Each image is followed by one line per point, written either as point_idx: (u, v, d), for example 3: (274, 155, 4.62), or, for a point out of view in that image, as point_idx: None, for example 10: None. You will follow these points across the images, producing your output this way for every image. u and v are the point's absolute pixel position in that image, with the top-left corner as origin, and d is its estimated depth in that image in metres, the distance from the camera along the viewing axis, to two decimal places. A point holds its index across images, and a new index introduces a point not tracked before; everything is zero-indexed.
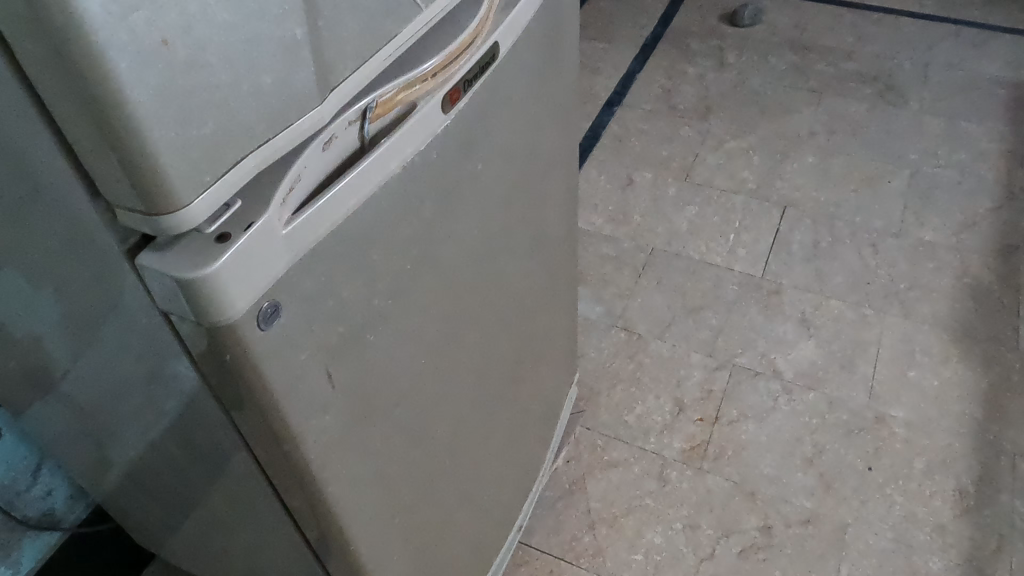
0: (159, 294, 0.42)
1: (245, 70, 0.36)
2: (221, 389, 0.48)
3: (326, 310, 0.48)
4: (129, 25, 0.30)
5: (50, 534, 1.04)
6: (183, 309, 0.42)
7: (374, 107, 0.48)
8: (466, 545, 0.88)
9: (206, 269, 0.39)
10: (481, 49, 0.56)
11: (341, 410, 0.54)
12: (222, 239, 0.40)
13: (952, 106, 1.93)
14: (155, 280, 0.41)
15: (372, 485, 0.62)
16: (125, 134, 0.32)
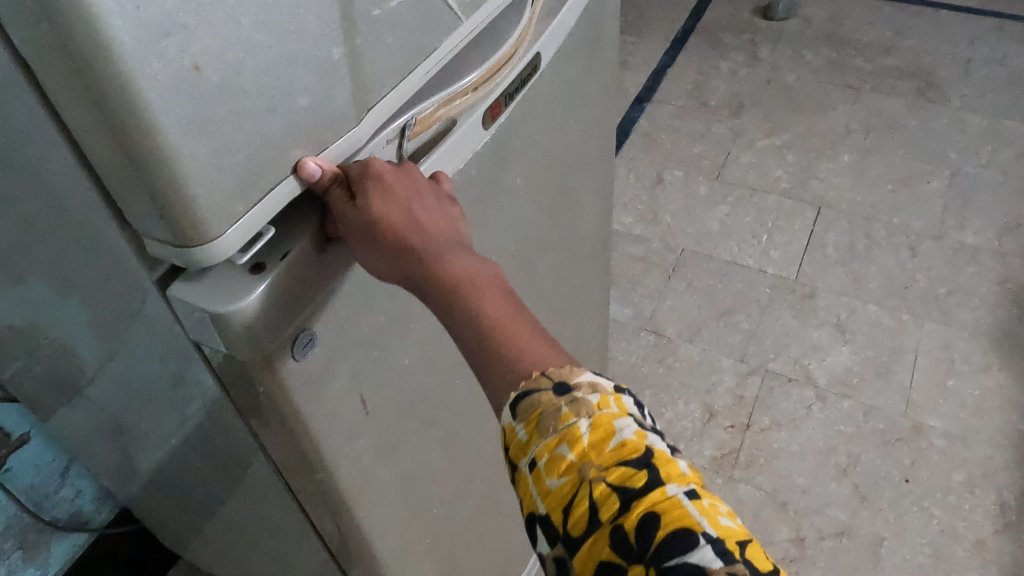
0: (190, 326, 0.41)
1: (280, 93, 0.34)
2: (253, 417, 0.47)
3: (360, 336, 0.48)
4: (159, 52, 0.28)
5: (77, 535, 1.04)
6: (209, 339, 0.40)
7: (413, 125, 0.46)
8: (498, 557, 0.86)
9: (240, 299, 0.38)
10: (521, 62, 0.54)
11: (375, 435, 0.53)
12: (257, 270, 0.40)
13: (995, 103, 1.87)
14: (186, 313, 0.39)
15: (405, 505, 0.61)
16: (155, 165, 0.30)
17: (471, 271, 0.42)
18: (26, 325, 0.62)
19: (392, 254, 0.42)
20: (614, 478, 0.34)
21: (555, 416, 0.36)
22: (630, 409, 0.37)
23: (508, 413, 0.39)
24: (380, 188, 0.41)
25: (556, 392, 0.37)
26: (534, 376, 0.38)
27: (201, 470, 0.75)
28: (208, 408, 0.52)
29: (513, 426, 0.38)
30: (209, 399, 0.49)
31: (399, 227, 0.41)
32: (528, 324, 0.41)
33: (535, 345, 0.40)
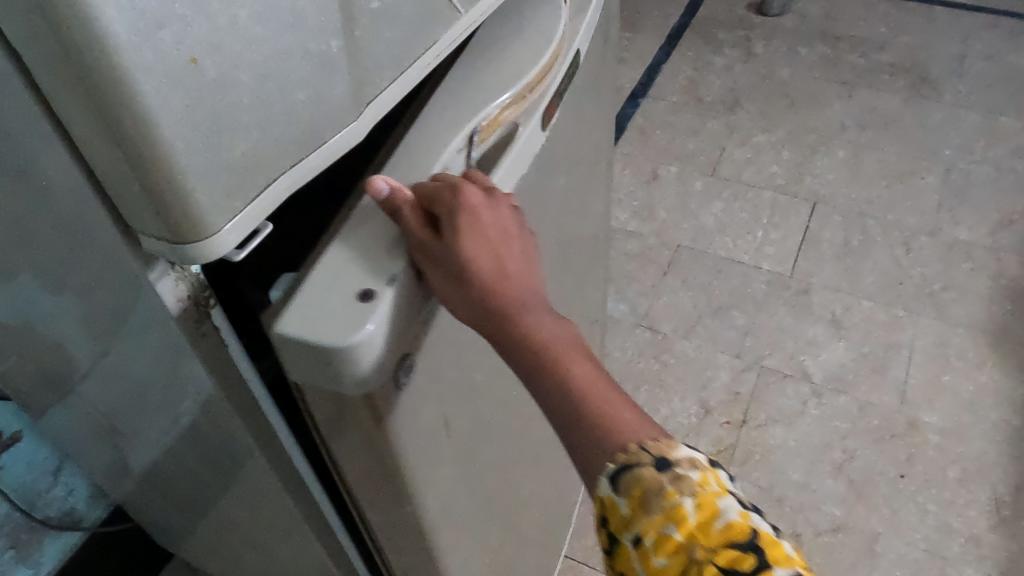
0: (291, 363, 0.39)
1: (279, 86, 0.33)
2: (339, 443, 0.46)
3: (445, 361, 0.47)
4: (154, 43, 0.28)
5: (71, 533, 1.02)
6: (313, 379, 0.39)
7: (478, 130, 0.47)
8: (529, 551, 0.87)
9: (357, 330, 0.37)
10: (568, 56, 0.54)
11: (453, 458, 0.53)
12: (364, 298, 0.39)
13: (989, 99, 1.87)
14: (293, 351, 0.38)
15: (472, 518, 0.61)
16: (149, 160, 0.30)
17: (556, 335, 0.44)
18: (18, 322, 0.62)
19: (482, 310, 0.42)
20: (725, 560, 0.35)
21: (660, 493, 0.37)
22: (729, 485, 0.38)
23: (608, 486, 0.39)
24: (475, 232, 0.42)
25: (657, 467, 0.38)
26: (633, 449, 0.40)
27: (196, 469, 0.74)
28: (205, 407, 0.52)
29: (613, 498, 0.39)
30: (206, 396, 0.49)
31: (490, 277, 0.42)
32: (614, 390, 0.43)
33: (624, 411, 0.42)
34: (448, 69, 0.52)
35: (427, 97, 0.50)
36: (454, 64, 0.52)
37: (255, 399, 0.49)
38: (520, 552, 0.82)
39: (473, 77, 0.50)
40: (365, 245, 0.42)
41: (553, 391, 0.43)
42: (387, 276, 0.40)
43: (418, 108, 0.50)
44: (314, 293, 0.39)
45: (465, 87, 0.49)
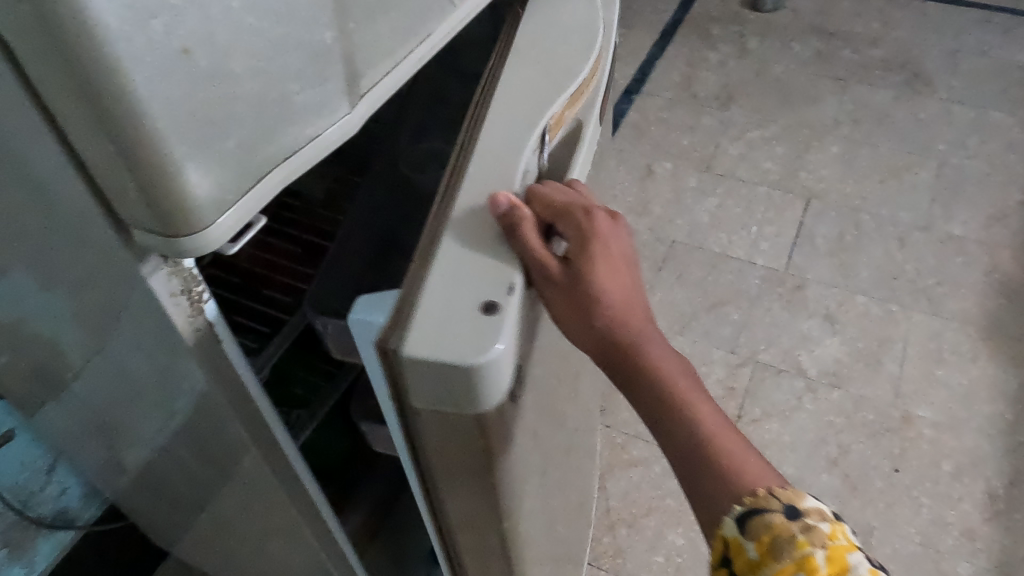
0: (416, 383, 0.39)
1: (272, 77, 0.33)
2: (436, 465, 0.46)
3: (535, 370, 0.47)
4: (147, 33, 0.27)
5: (64, 533, 1.01)
6: (443, 402, 0.39)
7: (548, 128, 0.49)
8: (573, 541, 0.88)
9: (497, 341, 0.37)
10: (603, 50, 0.57)
11: (536, 463, 0.53)
12: (489, 310, 0.39)
13: (982, 95, 1.88)
14: (423, 372, 0.38)
15: (543, 517, 0.62)
16: (142, 152, 0.29)
17: (677, 372, 0.45)
18: (10, 320, 0.61)
19: (606, 342, 0.44)
20: None
21: (790, 542, 0.39)
22: (856, 540, 0.39)
23: (734, 526, 0.41)
24: (603, 264, 0.44)
25: (788, 515, 0.40)
26: (760, 494, 0.41)
27: (192, 467, 0.74)
28: (201, 402, 0.51)
29: (740, 540, 0.40)
30: (201, 391, 0.49)
31: (618, 308, 0.44)
32: (734, 432, 0.44)
33: (745, 454, 0.43)
34: (498, 67, 0.53)
35: (484, 93, 0.52)
36: (503, 62, 0.53)
37: (246, 389, 0.49)
38: (568, 540, 0.84)
39: (531, 74, 0.51)
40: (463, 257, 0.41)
41: (674, 424, 0.44)
42: (503, 286, 0.40)
43: (477, 105, 0.51)
44: (432, 311, 0.38)
45: (525, 83, 0.51)
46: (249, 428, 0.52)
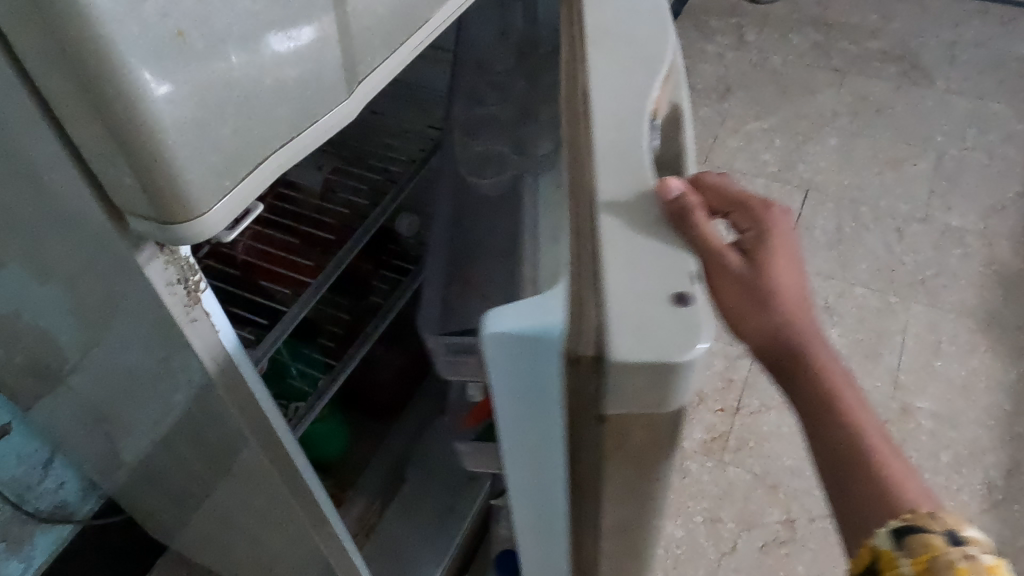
0: (618, 390, 0.36)
1: (270, 61, 0.32)
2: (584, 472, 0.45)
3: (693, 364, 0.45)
4: (139, 14, 0.27)
5: (62, 527, 1.02)
6: (644, 404, 0.37)
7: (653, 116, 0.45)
8: None
9: (699, 328, 0.35)
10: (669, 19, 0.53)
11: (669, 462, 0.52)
12: (682, 300, 0.36)
13: (980, 86, 1.87)
14: (634, 376, 0.35)
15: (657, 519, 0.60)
16: (138, 138, 0.29)
17: (841, 373, 0.41)
18: (6, 313, 0.61)
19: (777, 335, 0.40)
20: None
21: (948, 566, 0.33)
22: None
23: (887, 539, 0.36)
24: (778, 252, 0.41)
25: (948, 539, 0.34)
26: (923, 514, 0.36)
27: (192, 463, 0.73)
28: (200, 395, 0.51)
29: (892, 555, 0.35)
30: (199, 384, 0.48)
31: (793, 295, 0.40)
32: (895, 449, 0.40)
33: (907, 474, 0.39)
34: (579, 58, 0.49)
35: (575, 88, 0.47)
36: (582, 50, 0.49)
37: (245, 380, 0.49)
38: None
39: (620, 59, 0.47)
40: (633, 247, 0.38)
41: (831, 428, 0.40)
42: (685, 274, 0.37)
43: (571, 102, 0.47)
44: (622, 301, 0.36)
45: (623, 70, 0.46)
46: (245, 418, 0.52)
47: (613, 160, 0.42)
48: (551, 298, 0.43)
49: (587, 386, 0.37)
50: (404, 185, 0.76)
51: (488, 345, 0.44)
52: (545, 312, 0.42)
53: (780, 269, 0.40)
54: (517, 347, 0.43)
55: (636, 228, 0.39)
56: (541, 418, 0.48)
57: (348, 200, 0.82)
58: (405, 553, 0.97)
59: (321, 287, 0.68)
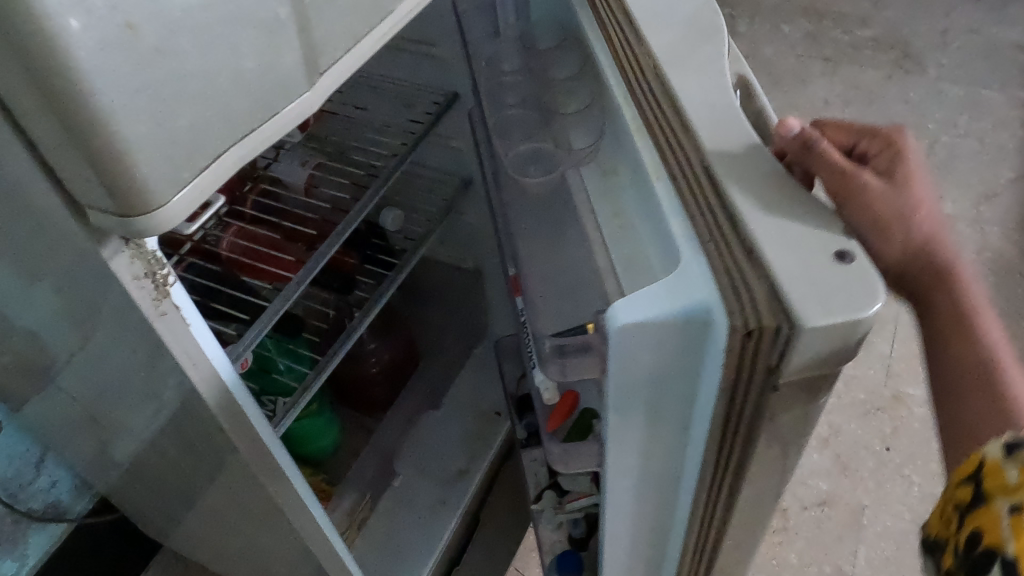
0: (803, 353, 0.35)
1: (225, 54, 0.32)
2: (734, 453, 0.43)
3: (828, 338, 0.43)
4: (85, 7, 0.27)
5: (55, 525, 1.01)
6: (823, 363, 0.36)
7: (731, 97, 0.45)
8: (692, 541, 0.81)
9: (877, 284, 0.35)
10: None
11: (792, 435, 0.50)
12: (843, 257, 0.36)
13: (972, 72, 1.87)
14: (820, 339, 0.34)
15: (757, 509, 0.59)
16: (93, 132, 0.29)
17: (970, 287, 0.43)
18: None
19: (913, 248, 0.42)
20: None
21: None
22: None
23: (998, 449, 0.35)
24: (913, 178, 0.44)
25: None
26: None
27: (176, 457, 0.74)
28: (181, 390, 0.51)
29: (1002, 463, 0.34)
30: (181, 381, 0.48)
31: (934, 207, 0.43)
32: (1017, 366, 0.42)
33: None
34: (631, 41, 0.50)
35: (641, 66, 0.48)
36: (636, 37, 0.50)
37: (217, 375, 0.49)
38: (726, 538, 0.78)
39: (678, 46, 0.48)
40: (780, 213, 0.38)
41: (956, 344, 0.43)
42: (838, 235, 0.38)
43: (634, 83, 0.48)
44: (792, 272, 0.36)
45: (687, 56, 0.48)
46: (223, 410, 0.52)
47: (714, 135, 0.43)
48: (689, 272, 0.38)
49: (768, 354, 0.35)
50: (386, 179, 0.77)
51: (616, 340, 0.39)
52: (685, 290, 0.38)
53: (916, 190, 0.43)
54: (652, 336, 0.39)
55: (766, 196, 0.39)
56: (674, 393, 0.44)
57: (334, 196, 0.84)
58: (393, 542, 0.96)
59: (303, 282, 0.69)
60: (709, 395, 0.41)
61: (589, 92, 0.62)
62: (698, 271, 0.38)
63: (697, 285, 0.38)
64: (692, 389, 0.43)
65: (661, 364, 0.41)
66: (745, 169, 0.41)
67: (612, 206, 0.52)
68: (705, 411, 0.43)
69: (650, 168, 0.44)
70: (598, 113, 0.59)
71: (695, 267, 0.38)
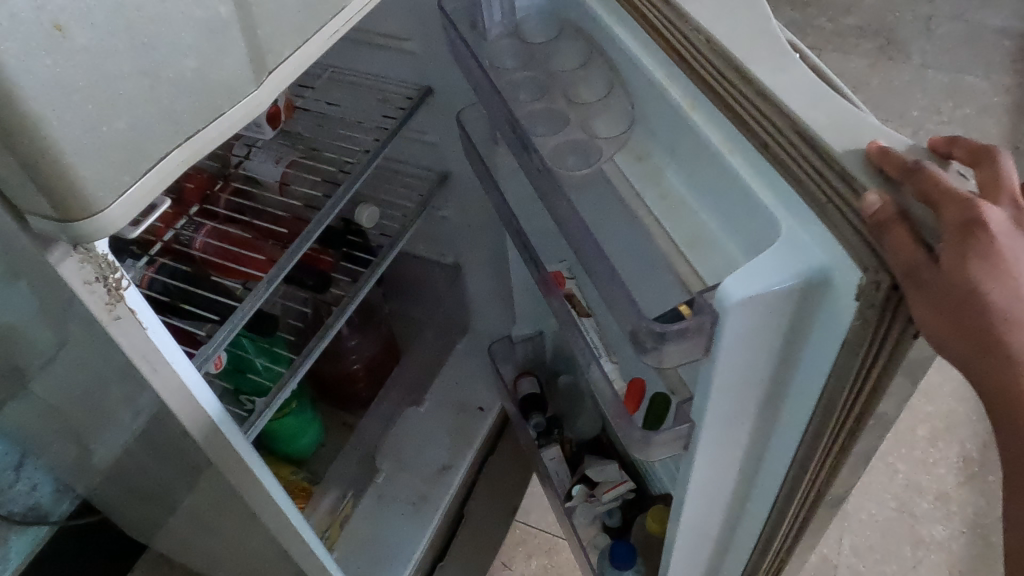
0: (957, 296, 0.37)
1: (162, 55, 0.32)
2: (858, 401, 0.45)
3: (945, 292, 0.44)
4: (9, 10, 0.26)
5: (38, 528, 1.02)
6: None
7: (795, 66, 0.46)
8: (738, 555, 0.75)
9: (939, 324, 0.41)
10: None
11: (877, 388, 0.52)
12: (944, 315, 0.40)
13: (955, 59, 1.87)
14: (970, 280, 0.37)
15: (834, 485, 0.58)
16: (24, 138, 0.28)
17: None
18: None
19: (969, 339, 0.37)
20: None
21: None
22: None
23: None
24: (995, 254, 0.36)
25: None
26: None
27: (153, 469, 0.77)
28: (151, 395, 0.50)
29: None
30: (149, 386, 0.48)
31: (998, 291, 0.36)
32: None
33: None
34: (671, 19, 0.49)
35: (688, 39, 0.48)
36: (677, 15, 0.49)
37: (180, 378, 0.49)
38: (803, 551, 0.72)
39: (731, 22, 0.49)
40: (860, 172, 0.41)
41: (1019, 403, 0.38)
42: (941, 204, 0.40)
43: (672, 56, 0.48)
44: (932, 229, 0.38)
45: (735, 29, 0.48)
46: (188, 411, 0.51)
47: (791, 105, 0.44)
48: (795, 240, 0.41)
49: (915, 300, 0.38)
50: (357, 177, 0.77)
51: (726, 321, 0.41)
52: (796, 258, 0.40)
53: (995, 276, 0.36)
54: (762, 307, 0.41)
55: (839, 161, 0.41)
56: (789, 350, 0.46)
57: (307, 195, 0.82)
58: (376, 539, 0.97)
59: (275, 280, 0.69)
60: (824, 353, 0.43)
61: (606, 81, 0.57)
62: (808, 238, 0.40)
63: (805, 253, 0.40)
64: (798, 350, 0.45)
65: (769, 331, 0.43)
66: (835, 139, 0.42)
67: (657, 187, 0.52)
68: (816, 369, 0.45)
69: (718, 140, 0.45)
70: (628, 104, 0.55)
71: (803, 235, 0.41)
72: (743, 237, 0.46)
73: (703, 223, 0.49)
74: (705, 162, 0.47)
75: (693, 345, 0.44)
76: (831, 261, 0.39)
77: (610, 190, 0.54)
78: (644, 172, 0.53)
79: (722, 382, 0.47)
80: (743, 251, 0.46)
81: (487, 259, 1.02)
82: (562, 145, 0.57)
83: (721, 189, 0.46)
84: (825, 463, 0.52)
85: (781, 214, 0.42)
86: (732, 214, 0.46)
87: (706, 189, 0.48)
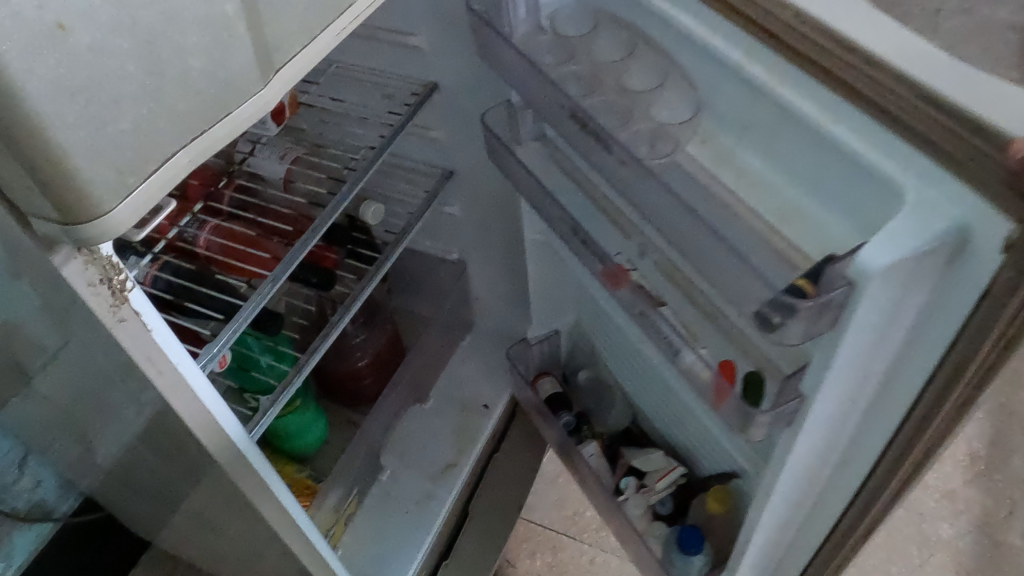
0: None
1: (168, 53, 0.31)
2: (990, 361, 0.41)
3: None
4: (12, 10, 0.25)
5: (42, 525, 1.03)
6: None
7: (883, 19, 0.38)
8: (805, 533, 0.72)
9: None
10: None
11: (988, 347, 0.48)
12: None
13: None
14: None
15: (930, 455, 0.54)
16: (29, 140, 0.27)
17: None
18: None
19: None
20: None
21: None
22: None
23: None
24: None
25: None
26: None
27: (156, 466, 0.77)
28: (154, 396, 0.50)
29: None
30: (154, 386, 0.47)
31: None
32: None
33: None
34: None
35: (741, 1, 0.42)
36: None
37: (185, 379, 0.48)
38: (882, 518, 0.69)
39: None
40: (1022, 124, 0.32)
41: None
42: None
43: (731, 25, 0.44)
44: None
45: None
46: (190, 412, 0.51)
47: (934, 81, 0.34)
48: (929, 198, 0.36)
49: None
50: (361, 175, 0.76)
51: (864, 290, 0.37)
52: (934, 216, 0.35)
53: None
54: (898, 273, 0.36)
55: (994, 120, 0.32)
56: (916, 310, 0.41)
57: (311, 191, 0.82)
58: (377, 537, 0.97)
59: (278, 278, 0.68)
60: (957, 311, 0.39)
61: (658, 69, 0.55)
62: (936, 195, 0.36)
63: (942, 209, 0.35)
64: (908, 340, 0.44)
65: (900, 296, 0.39)
66: (995, 112, 0.32)
67: (732, 166, 0.50)
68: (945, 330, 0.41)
69: (813, 109, 0.40)
70: (691, 87, 0.52)
71: (930, 192, 0.36)
72: (847, 210, 0.43)
73: (794, 199, 0.46)
74: (796, 123, 0.43)
75: (823, 322, 0.39)
76: (971, 216, 0.35)
77: (686, 176, 0.52)
78: (720, 152, 0.51)
79: (842, 366, 0.44)
80: (840, 219, 0.44)
81: (491, 254, 1.02)
82: (628, 135, 0.55)
83: (812, 162, 0.44)
84: (939, 430, 0.48)
85: (908, 176, 0.36)
86: (827, 182, 0.43)
87: (797, 163, 0.45)
